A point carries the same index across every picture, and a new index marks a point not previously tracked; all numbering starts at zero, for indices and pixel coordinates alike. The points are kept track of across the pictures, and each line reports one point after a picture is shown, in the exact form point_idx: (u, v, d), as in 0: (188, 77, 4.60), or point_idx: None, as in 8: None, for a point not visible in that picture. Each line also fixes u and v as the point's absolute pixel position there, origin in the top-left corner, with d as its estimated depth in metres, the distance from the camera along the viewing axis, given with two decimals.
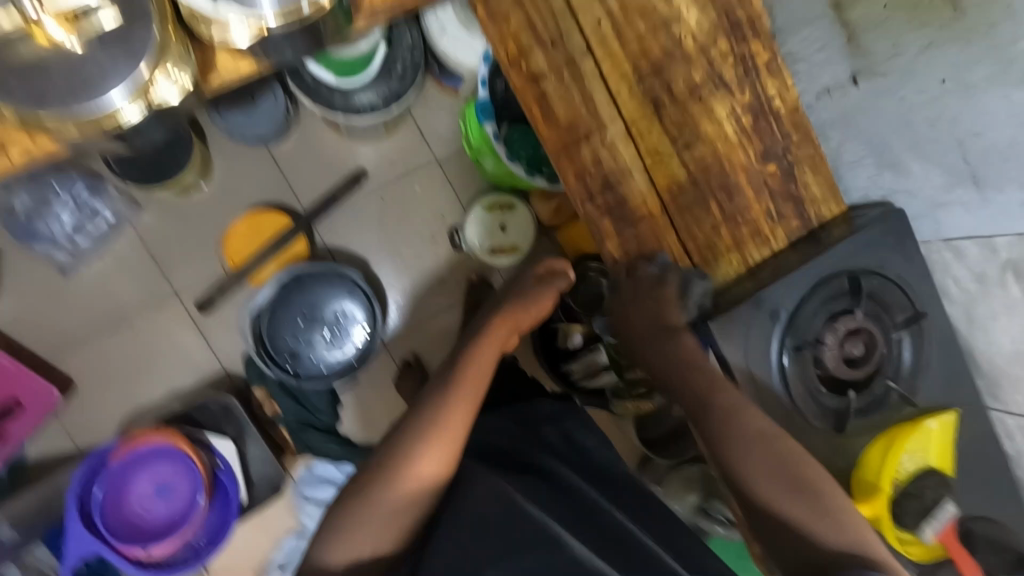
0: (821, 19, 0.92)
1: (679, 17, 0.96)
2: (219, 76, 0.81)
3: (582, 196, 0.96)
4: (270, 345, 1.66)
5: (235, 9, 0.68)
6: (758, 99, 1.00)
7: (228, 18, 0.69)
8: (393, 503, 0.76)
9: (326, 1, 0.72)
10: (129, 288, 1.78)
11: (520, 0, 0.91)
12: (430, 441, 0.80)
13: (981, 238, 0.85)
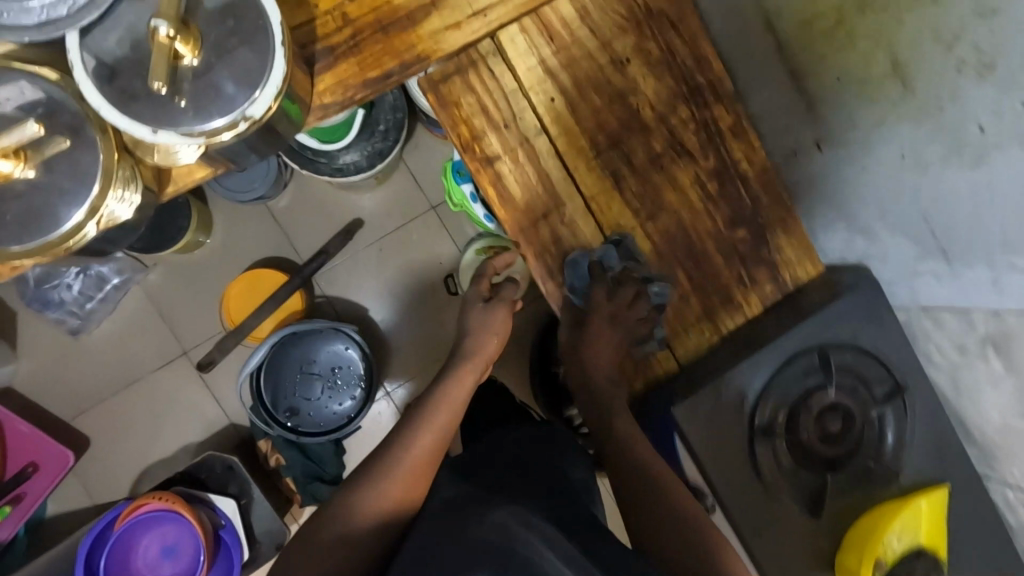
0: (780, 85, 0.89)
1: (635, 88, 0.95)
2: (174, 184, 0.84)
3: (543, 275, 0.97)
4: (270, 402, 1.69)
5: (173, 134, 0.71)
6: (723, 164, 0.98)
7: (168, 142, 0.71)
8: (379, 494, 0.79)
9: (260, 113, 0.72)
10: (138, 346, 1.84)
11: (471, 86, 0.91)
12: (404, 460, 0.82)
13: (959, 309, 0.81)
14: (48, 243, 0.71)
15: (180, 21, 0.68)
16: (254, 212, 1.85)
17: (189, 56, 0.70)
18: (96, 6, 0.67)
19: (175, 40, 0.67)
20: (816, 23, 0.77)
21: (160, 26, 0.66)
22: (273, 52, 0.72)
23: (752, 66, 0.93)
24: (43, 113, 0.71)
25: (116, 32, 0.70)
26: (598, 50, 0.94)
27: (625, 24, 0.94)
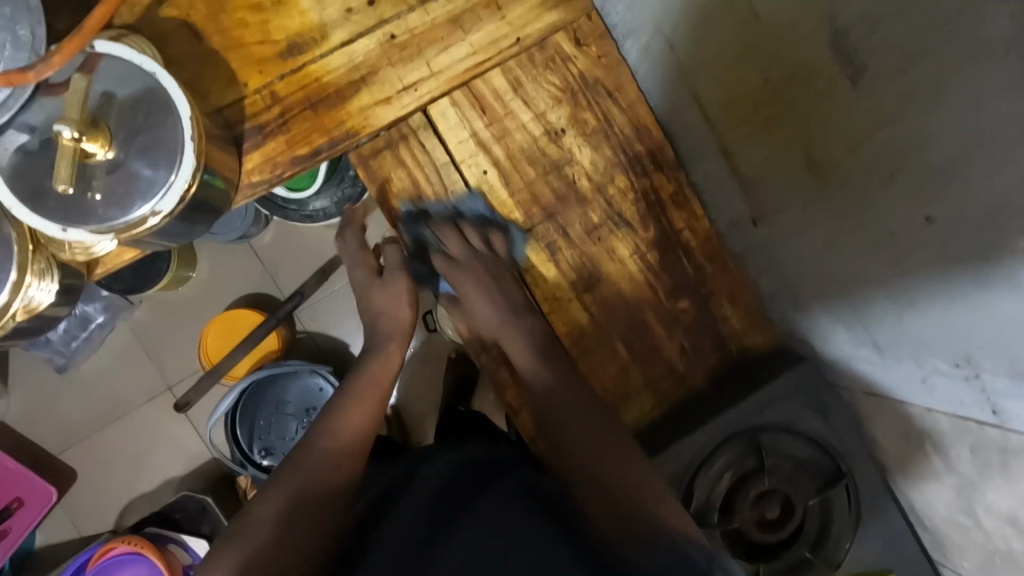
0: (716, 159, 0.87)
1: (571, 159, 0.93)
2: (105, 266, 0.84)
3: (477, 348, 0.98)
4: (246, 443, 1.69)
5: (83, 231, 0.72)
6: (664, 234, 0.95)
7: (80, 238, 0.73)
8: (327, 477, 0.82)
9: (163, 209, 0.73)
10: (123, 381, 1.84)
11: (404, 160, 0.93)
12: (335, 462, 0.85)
13: (897, 401, 0.78)
14: None
15: (86, 121, 0.69)
16: (239, 253, 1.82)
17: (100, 151, 0.71)
18: (5, 109, 0.69)
19: (80, 140, 0.68)
20: (735, 106, 0.76)
21: (62, 130, 0.66)
22: (181, 147, 0.73)
23: (689, 136, 0.91)
24: None
25: (26, 133, 0.71)
26: (532, 121, 0.92)
27: (560, 94, 0.92)
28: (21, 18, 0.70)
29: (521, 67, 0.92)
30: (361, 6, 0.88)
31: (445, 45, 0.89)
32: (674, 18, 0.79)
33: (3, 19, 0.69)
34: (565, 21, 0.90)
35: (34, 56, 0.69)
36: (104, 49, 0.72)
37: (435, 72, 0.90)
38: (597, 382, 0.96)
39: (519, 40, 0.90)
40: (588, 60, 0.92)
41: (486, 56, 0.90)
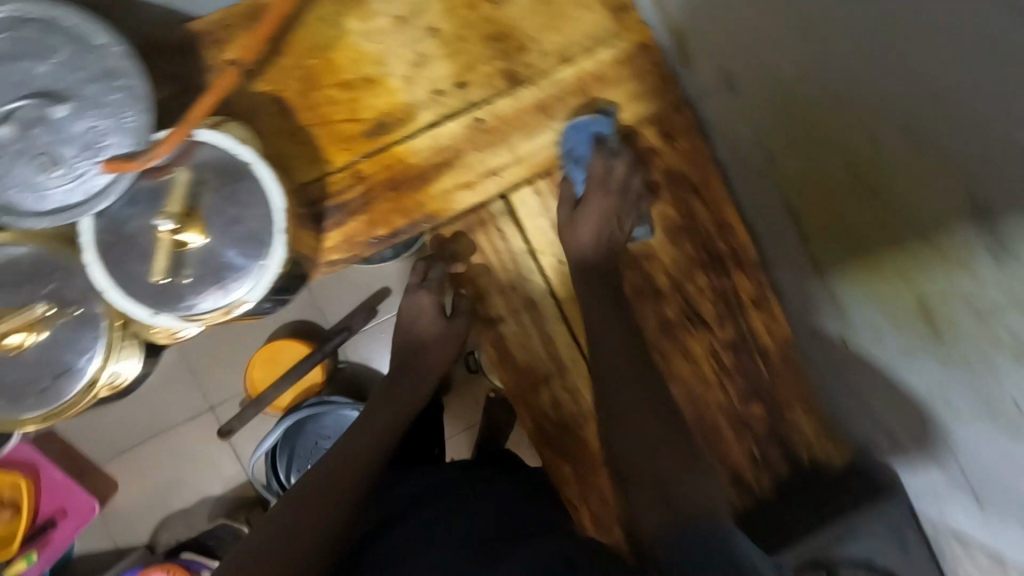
0: (806, 271, 0.82)
1: (651, 254, 0.92)
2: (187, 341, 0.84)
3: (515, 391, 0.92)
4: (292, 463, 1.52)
5: (170, 318, 0.72)
6: (741, 336, 0.92)
7: (166, 323, 0.73)
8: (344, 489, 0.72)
9: (245, 303, 0.72)
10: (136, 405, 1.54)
11: (482, 244, 0.91)
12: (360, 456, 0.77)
13: (992, 551, 0.72)
14: (51, 413, 0.73)
15: (186, 212, 0.71)
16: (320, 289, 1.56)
17: (196, 241, 0.71)
18: (108, 194, 0.69)
19: (176, 233, 0.70)
20: (834, 234, 0.72)
21: (161, 223, 0.69)
22: (272, 237, 0.72)
23: (774, 240, 0.88)
24: (53, 288, 0.73)
25: (124, 218, 0.72)
26: (613, 213, 0.90)
27: (644, 187, 0.91)
28: (130, 104, 0.70)
29: (606, 157, 0.90)
30: (452, 89, 0.89)
31: (531, 131, 0.89)
32: (772, 135, 0.76)
33: (112, 105, 0.70)
34: (652, 114, 0.91)
35: (142, 143, 0.70)
36: (204, 136, 0.72)
37: (520, 158, 0.89)
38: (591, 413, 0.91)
39: (605, 130, 0.90)
40: (674, 154, 0.91)
41: (572, 144, 0.90)
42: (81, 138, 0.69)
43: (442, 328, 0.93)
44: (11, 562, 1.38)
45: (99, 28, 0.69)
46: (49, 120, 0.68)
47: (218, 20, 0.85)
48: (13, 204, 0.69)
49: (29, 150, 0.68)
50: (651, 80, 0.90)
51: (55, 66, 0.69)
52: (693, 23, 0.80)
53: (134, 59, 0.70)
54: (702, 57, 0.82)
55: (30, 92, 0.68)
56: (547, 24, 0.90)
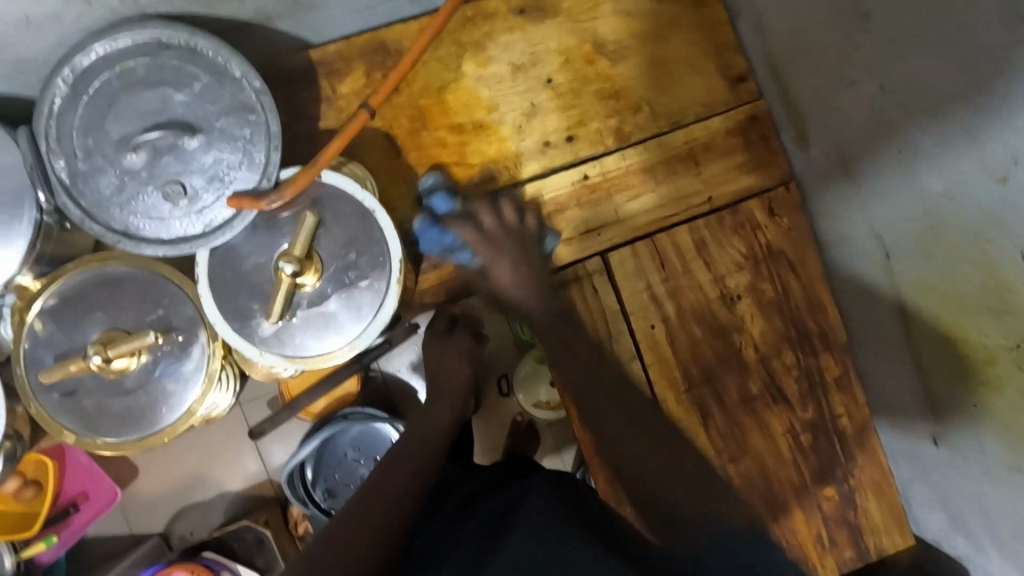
0: (901, 365, 0.82)
1: (742, 326, 0.90)
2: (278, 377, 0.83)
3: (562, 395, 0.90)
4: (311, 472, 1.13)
5: (278, 358, 0.71)
6: (822, 417, 0.91)
7: (271, 363, 0.72)
8: (383, 501, 0.65)
9: (355, 350, 0.72)
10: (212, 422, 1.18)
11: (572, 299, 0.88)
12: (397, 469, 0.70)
13: None
14: (145, 439, 0.72)
15: (307, 254, 0.69)
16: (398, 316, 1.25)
17: (312, 283, 0.71)
18: (230, 228, 0.69)
19: (296, 277, 0.68)
20: (949, 344, 0.71)
21: (284, 266, 0.67)
22: (385, 290, 0.72)
23: (872, 332, 0.86)
24: (159, 312, 0.73)
25: (247, 255, 0.72)
26: (709, 282, 0.89)
27: (743, 261, 0.90)
28: (260, 140, 0.69)
29: (709, 227, 0.89)
30: (561, 143, 0.89)
31: (635, 193, 0.89)
32: (896, 235, 0.74)
33: (242, 139, 0.69)
34: (759, 188, 0.90)
35: (268, 180, 0.69)
36: (331, 180, 0.72)
37: (623, 219, 0.89)
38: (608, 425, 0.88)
39: (710, 198, 0.90)
40: (777, 230, 0.89)
41: (674, 209, 0.89)
42: (208, 170, 0.69)
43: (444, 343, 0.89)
44: (29, 544, 1.00)
45: (237, 61, 0.68)
46: (179, 150, 0.68)
47: (337, 51, 0.85)
48: (134, 230, 0.68)
49: (157, 177, 0.68)
50: (760, 152, 0.90)
51: (191, 95, 0.68)
52: (819, 107, 0.80)
53: (269, 95, 0.69)
54: (822, 141, 0.82)
55: (164, 121, 0.67)
56: (662, 86, 0.90)
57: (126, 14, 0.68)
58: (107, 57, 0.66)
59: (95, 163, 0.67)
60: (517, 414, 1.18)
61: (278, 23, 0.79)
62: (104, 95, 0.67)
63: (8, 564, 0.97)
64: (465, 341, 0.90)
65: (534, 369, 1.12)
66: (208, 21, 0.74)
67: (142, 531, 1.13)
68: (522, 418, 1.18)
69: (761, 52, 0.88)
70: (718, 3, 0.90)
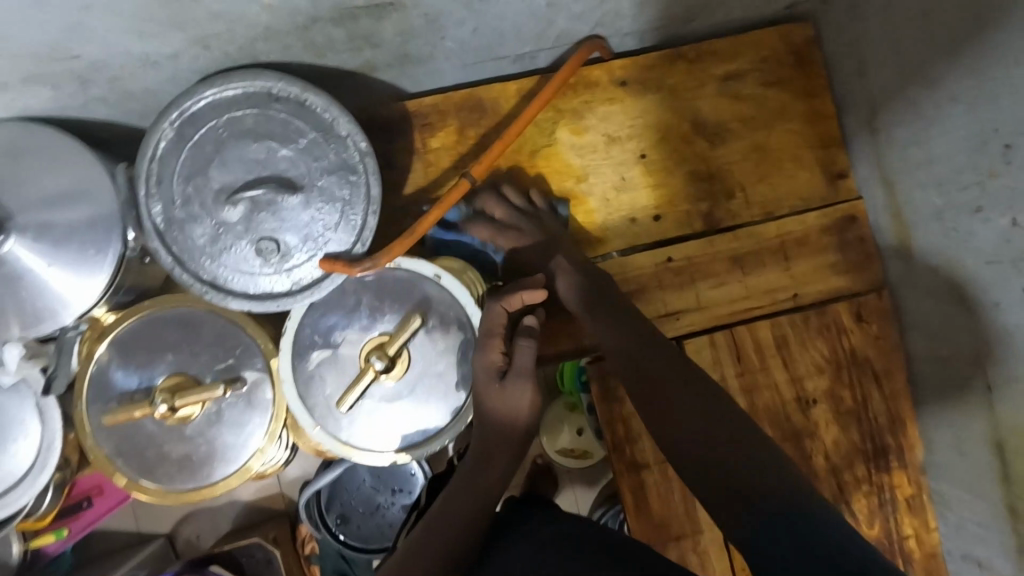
0: (989, 499, 0.77)
1: (814, 433, 0.85)
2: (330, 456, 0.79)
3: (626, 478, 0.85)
4: (329, 493, 0.94)
5: (330, 442, 0.69)
6: (889, 537, 0.86)
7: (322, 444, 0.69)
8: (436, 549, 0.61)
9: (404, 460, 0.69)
10: None
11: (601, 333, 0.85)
12: (451, 518, 0.64)
13: None
14: (199, 491, 0.69)
15: (399, 354, 0.69)
16: None
17: (393, 379, 0.70)
18: (319, 289, 0.67)
19: (383, 372, 0.68)
20: None
21: (375, 360, 0.67)
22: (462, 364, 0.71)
23: (960, 462, 0.81)
24: (228, 362, 0.71)
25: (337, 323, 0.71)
26: (786, 383, 0.85)
27: (825, 364, 0.86)
28: (358, 203, 0.67)
29: (793, 325, 0.85)
30: (649, 221, 0.86)
31: (719, 281, 0.86)
32: (1008, 372, 0.69)
33: (340, 200, 0.67)
34: (849, 292, 0.86)
35: (361, 245, 0.68)
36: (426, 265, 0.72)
37: (705, 307, 0.85)
38: (672, 513, 0.85)
39: (796, 295, 0.86)
40: (863, 337, 0.86)
41: (757, 302, 0.86)
42: (303, 228, 0.66)
43: (500, 400, 0.69)
44: (37, 534, 0.87)
45: (344, 119, 0.66)
46: (277, 206, 0.65)
47: (433, 105, 0.83)
48: (222, 280, 0.66)
49: (252, 232, 0.65)
50: (854, 255, 0.86)
51: (296, 151, 0.66)
52: (931, 223, 0.76)
53: (373, 157, 0.67)
54: (928, 256, 0.78)
55: (266, 176, 0.66)
56: (760, 175, 0.87)
57: (238, 60, 0.67)
58: (215, 104, 0.65)
59: (191, 212, 0.65)
60: (538, 454, 1.04)
61: (380, 74, 0.77)
62: (209, 143, 0.65)
63: (12, 556, 0.84)
64: (521, 393, 0.69)
65: (563, 414, 0.99)
66: (314, 70, 0.73)
67: (149, 529, 0.99)
68: (541, 460, 1.04)
69: (867, 155, 0.85)
70: (827, 98, 0.87)
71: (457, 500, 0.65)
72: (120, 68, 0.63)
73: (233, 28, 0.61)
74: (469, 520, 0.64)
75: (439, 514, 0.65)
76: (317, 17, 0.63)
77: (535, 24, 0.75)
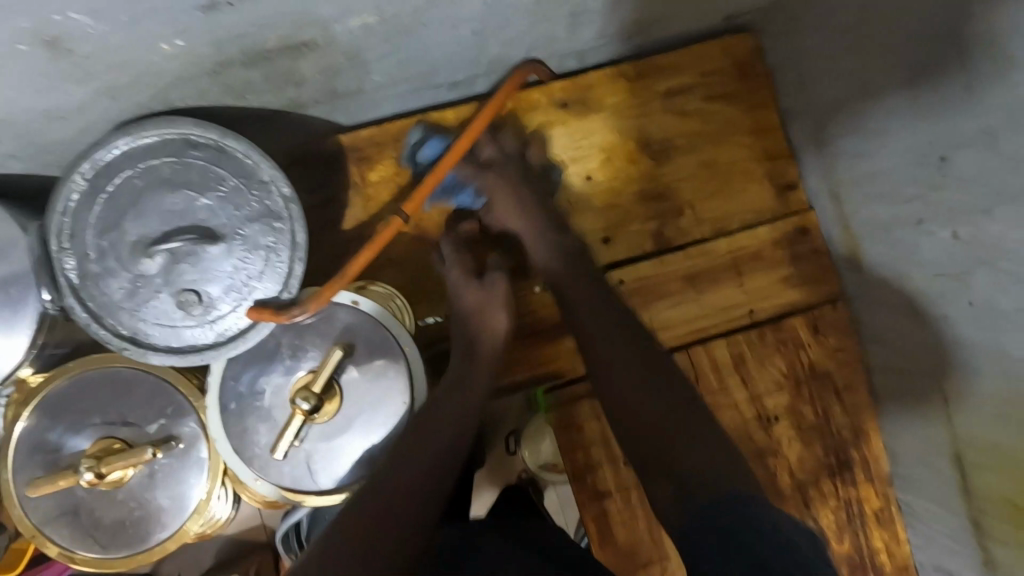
0: (954, 512, 0.75)
1: (777, 450, 0.84)
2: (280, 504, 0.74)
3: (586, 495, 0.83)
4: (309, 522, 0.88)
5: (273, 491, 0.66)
6: (860, 552, 0.84)
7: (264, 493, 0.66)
8: (414, 478, 0.61)
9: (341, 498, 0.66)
10: None
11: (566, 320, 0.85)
12: (424, 452, 0.63)
13: None
14: (135, 556, 0.67)
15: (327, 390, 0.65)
16: None
17: (325, 417, 0.66)
18: (244, 341, 0.65)
19: (312, 413, 0.64)
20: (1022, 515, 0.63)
21: (301, 402, 0.64)
22: (400, 411, 0.68)
23: (922, 472, 0.80)
24: (161, 421, 0.68)
25: (270, 374, 0.67)
26: (746, 401, 0.84)
27: (784, 380, 0.84)
28: (283, 250, 0.65)
29: (749, 342, 0.84)
30: (597, 243, 0.85)
31: (673, 301, 0.84)
32: (966, 387, 0.67)
33: (264, 248, 0.65)
34: (804, 305, 0.85)
35: (288, 292, 0.66)
36: (344, 298, 0.69)
37: (658, 328, 0.83)
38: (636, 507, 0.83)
39: (751, 311, 0.85)
40: (822, 350, 0.84)
41: (713, 320, 0.84)
42: (226, 278, 0.64)
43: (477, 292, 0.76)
44: None
45: (265, 165, 0.64)
46: (197, 257, 0.63)
47: (370, 137, 0.81)
48: (142, 336, 0.64)
49: (171, 284, 0.63)
50: (809, 267, 0.85)
51: (215, 200, 0.64)
52: (880, 236, 0.75)
53: (297, 203, 0.65)
54: (879, 268, 0.77)
55: (185, 226, 0.64)
56: (709, 191, 0.85)
57: (154, 107, 0.65)
58: (129, 153, 0.63)
59: (106, 266, 0.63)
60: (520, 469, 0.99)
61: (310, 111, 0.75)
62: (124, 195, 0.63)
63: None
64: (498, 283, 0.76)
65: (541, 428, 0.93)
66: (238, 112, 0.70)
67: None
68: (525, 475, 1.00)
69: (815, 167, 0.83)
70: (773, 111, 0.86)
71: (426, 436, 0.64)
72: (26, 125, 0.60)
73: (141, 78, 0.59)
74: (439, 453, 0.64)
75: (401, 465, 0.62)
76: (230, 62, 0.60)
77: (467, 53, 0.73)
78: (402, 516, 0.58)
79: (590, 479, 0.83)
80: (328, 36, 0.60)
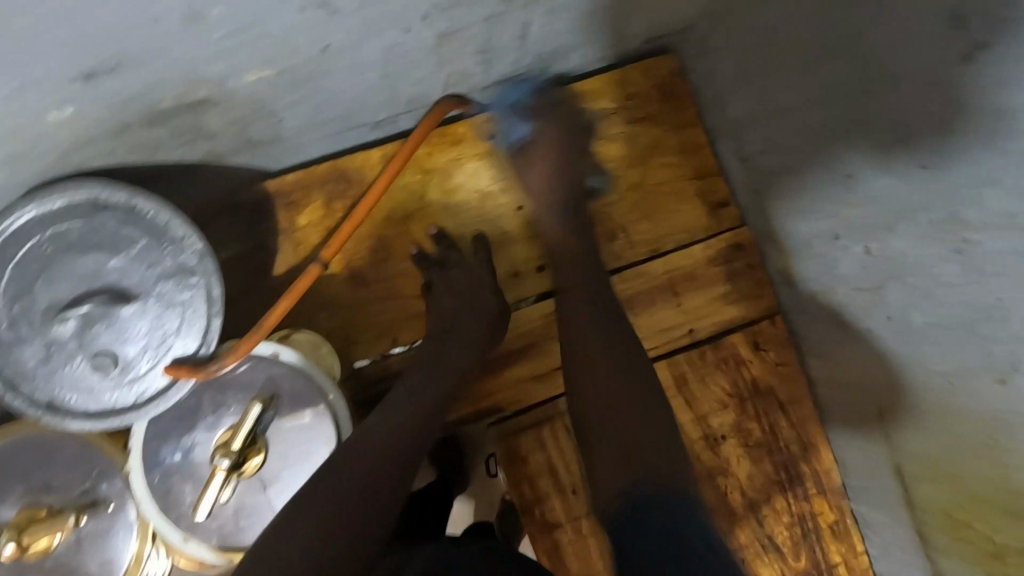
0: (901, 522, 0.74)
1: (726, 470, 0.83)
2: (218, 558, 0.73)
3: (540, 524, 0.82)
4: None
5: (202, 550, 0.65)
6: (818, 566, 0.83)
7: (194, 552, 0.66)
8: (375, 474, 0.58)
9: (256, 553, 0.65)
10: None
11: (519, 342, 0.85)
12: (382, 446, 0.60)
13: None
14: None
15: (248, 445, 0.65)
16: None
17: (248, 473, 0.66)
18: (164, 400, 0.64)
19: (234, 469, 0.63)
20: (956, 525, 0.64)
21: (220, 460, 0.63)
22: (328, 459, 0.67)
23: (870, 483, 0.79)
24: (85, 485, 0.67)
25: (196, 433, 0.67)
26: (691, 422, 0.83)
27: (728, 398, 0.84)
28: (199, 305, 0.65)
29: (689, 361, 0.84)
30: (532, 272, 0.85)
31: None
32: (898, 397, 0.67)
33: (180, 304, 0.65)
34: (743, 321, 0.85)
35: (207, 347, 0.65)
36: (265, 349, 0.69)
37: None
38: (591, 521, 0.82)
39: (691, 330, 0.84)
40: (762, 366, 0.84)
41: (653, 342, 0.84)
42: (143, 338, 0.64)
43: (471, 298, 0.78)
44: None
45: (176, 222, 0.64)
46: (112, 319, 0.63)
47: (296, 182, 0.81)
48: (59, 402, 0.63)
49: (86, 348, 0.63)
50: (745, 283, 0.85)
51: (126, 260, 0.64)
52: (806, 249, 0.75)
53: (211, 257, 0.65)
54: (809, 281, 0.77)
55: (97, 288, 0.63)
56: (641, 212, 0.85)
57: (63, 171, 0.65)
58: (39, 218, 0.62)
59: (18, 334, 0.62)
60: None
61: (230, 162, 0.75)
62: (33, 260, 0.62)
63: None
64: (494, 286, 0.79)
65: None
66: (153, 170, 0.70)
67: None
68: None
69: (742, 183, 0.83)
70: (699, 130, 0.86)
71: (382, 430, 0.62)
72: None
73: (41, 146, 0.59)
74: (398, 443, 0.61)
75: (353, 456, 0.59)
76: (129, 124, 0.60)
77: (381, 95, 0.73)
78: (359, 514, 0.54)
79: (539, 511, 0.82)
80: (226, 92, 0.60)
